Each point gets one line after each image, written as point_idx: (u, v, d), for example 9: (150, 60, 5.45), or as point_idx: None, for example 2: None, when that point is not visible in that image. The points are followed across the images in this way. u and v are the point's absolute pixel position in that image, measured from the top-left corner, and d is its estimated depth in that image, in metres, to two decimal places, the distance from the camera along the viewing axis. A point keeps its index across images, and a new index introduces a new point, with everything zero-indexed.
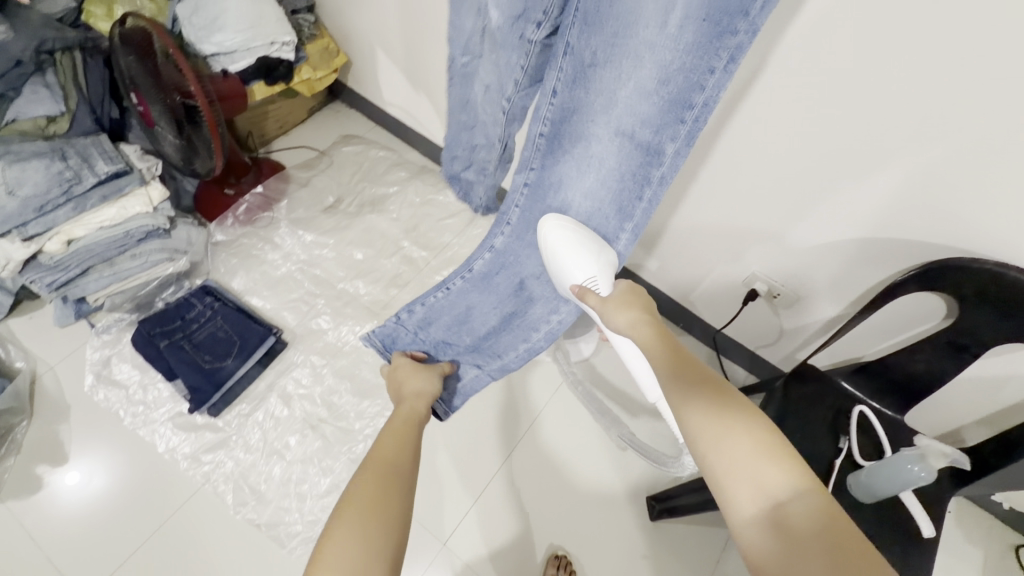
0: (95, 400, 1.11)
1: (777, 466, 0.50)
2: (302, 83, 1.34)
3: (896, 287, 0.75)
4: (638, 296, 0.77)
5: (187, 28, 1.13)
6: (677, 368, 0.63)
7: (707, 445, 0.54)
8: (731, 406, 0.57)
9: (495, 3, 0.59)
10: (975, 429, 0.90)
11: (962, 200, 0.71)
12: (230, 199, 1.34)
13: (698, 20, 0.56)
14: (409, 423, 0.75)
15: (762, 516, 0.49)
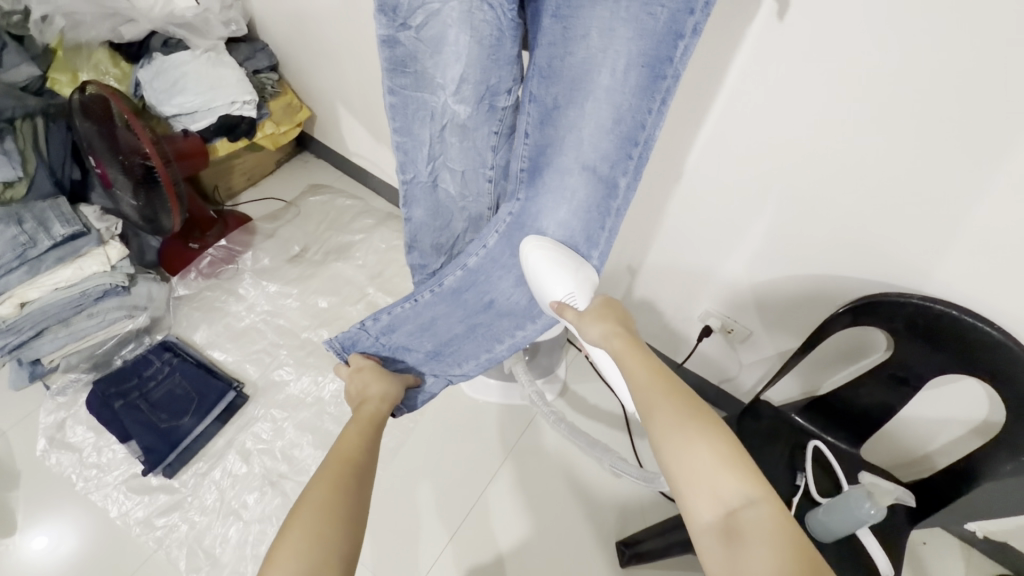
0: (47, 465, 1.09)
1: (734, 476, 0.54)
2: (266, 138, 1.37)
3: (832, 322, 0.76)
4: (612, 307, 0.74)
5: (149, 92, 1.17)
6: (647, 376, 0.63)
7: (671, 455, 0.56)
8: (698, 418, 0.58)
9: (458, 92, 0.70)
10: (939, 456, 0.89)
11: (887, 237, 0.73)
12: (195, 253, 1.35)
13: (639, 64, 0.64)
14: (372, 420, 0.73)
15: (716, 524, 0.53)
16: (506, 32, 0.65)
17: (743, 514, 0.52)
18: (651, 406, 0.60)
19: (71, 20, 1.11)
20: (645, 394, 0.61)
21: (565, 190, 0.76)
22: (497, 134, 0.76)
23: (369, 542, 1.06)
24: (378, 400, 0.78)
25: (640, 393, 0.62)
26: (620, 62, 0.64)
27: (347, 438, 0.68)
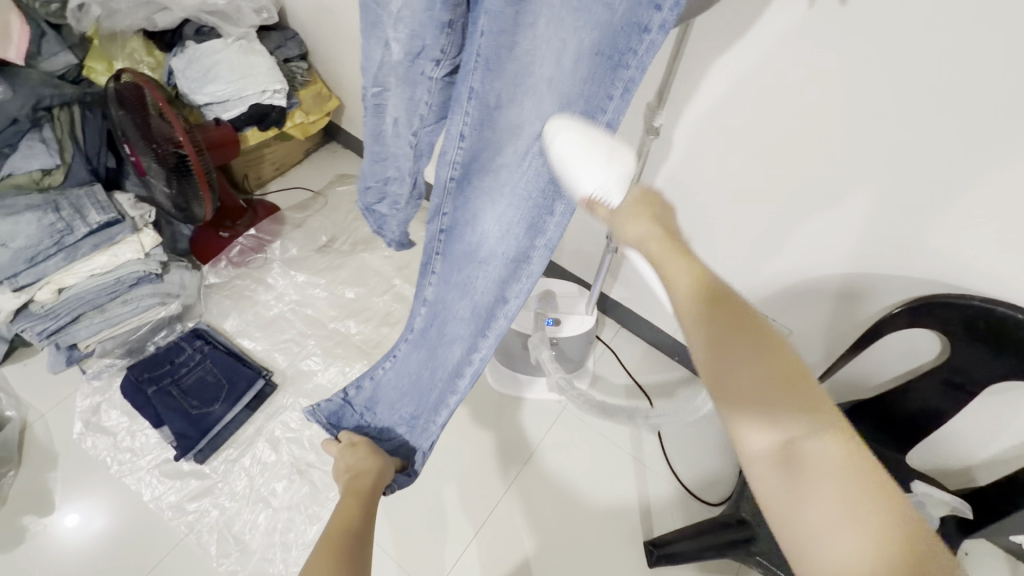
0: (83, 447, 1.11)
1: (799, 406, 0.41)
2: (296, 127, 1.36)
3: (886, 323, 0.73)
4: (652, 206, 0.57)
5: (181, 80, 1.17)
6: (706, 297, 0.45)
7: (717, 361, 0.43)
8: (750, 335, 0.43)
9: (393, 35, 0.51)
10: (986, 468, 0.85)
11: (947, 234, 0.69)
12: (224, 241, 1.35)
13: (593, 53, 0.52)
14: (362, 491, 0.78)
15: (773, 449, 0.40)
16: None
17: (808, 443, 0.39)
18: (697, 316, 0.45)
19: (107, 9, 1.12)
20: (679, 295, 0.47)
21: (503, 187, 0.65)
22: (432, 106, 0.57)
23: (395, 533, 1.07)
24: (370, 471, 0.82)
25: (674, 290, 0.48)
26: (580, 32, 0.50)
27: (339, 508, 0.73)
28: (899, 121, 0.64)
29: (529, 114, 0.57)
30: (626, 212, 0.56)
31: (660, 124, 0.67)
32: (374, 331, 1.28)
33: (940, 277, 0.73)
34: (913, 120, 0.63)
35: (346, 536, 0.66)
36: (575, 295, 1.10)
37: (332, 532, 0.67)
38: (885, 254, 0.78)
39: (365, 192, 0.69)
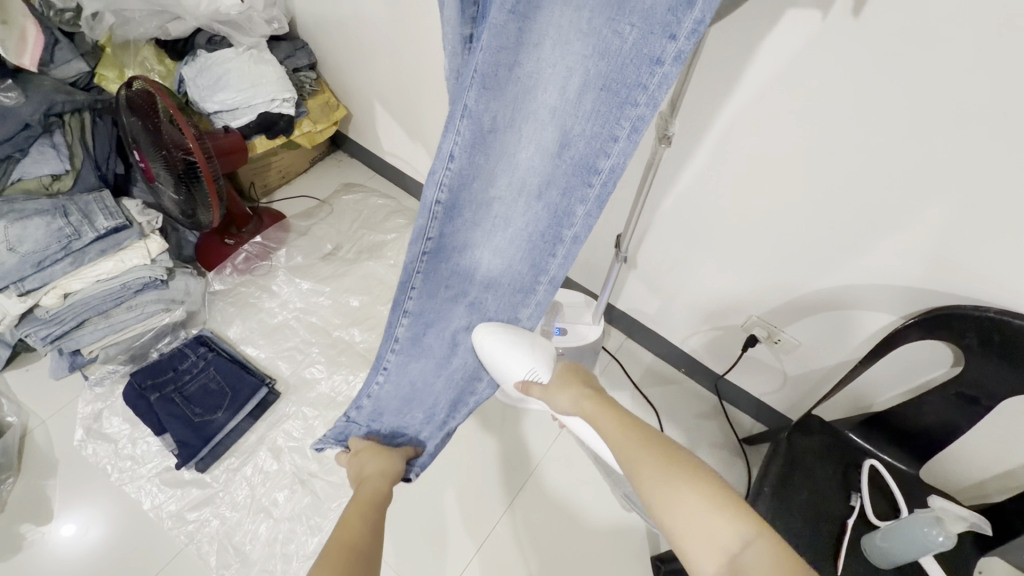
0: (83, 455, 1.10)
1: (712, 498, 0.55)
2: (303, 136, 1.37)
3: (897, 335, 0.73)
4: (576, 375, 0.78)
5: (193, 89, 1.19)
6: (637, 445, 0.63)
7: (660, 507, 0.56)
8: (668, 457, 0.60)
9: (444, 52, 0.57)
10: (998, 485, 0.84)
11: (958, 245, 0.69)
12: (230, 248, 1.35)
13: (598, 87, 0.53)
14: (369, 499, 0.72)
15: (720, 573, 0.50)
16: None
17: (742, 557, 0.50)
18: (630, 454, 0.63)
19: (121, 18, 1.12)
20: (624, 446, 0.64)
21: (495, 215, 0.68)
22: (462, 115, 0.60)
23: (397, 546, 1.05)
24: (376, 480, 0.76)
25: (619, 446, 0.65)
26: (586, 69, 0.52)
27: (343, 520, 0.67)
28: (912, 131, 0.64)
29: (534, 140, 0.60)
30: (565, 393, 0.75)
31: (672, 133, 0.67)
32: (378, 339, 1.28)
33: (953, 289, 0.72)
34: (927, 130, 0.63)
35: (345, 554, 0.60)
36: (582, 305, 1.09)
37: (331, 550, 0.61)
38: (895, 266, 0.77)
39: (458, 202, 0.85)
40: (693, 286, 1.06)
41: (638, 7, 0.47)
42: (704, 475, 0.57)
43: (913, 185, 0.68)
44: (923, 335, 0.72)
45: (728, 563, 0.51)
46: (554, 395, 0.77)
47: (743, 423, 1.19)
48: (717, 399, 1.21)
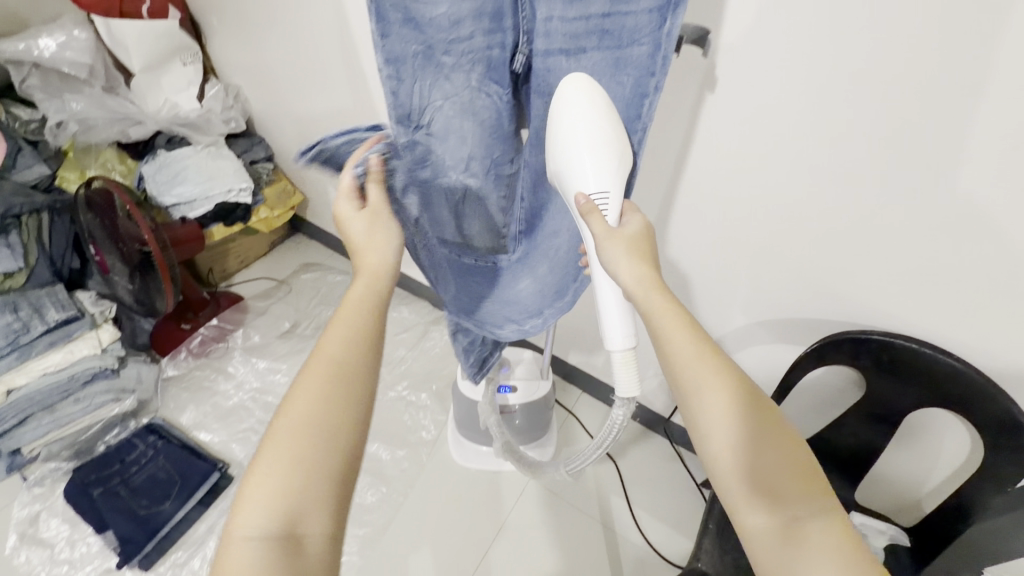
0: (15, 564, 1.03)
1: (790, 459, 0.49)
2: (261, 221, 1.44)
3: (798, 366, 0.79)
4: (648, 242, 0.55)
5: (151, 184, 1.25)
6: (712, 374, 0.50)
7: (731, 453, 0.48)
8: (756, 409, 0.50)
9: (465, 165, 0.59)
10: (929, 498, 0.88)
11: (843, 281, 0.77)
12: (186, 333, 1.37)
13: None
14: (366, 309, 0.50)
15: (774, 530, 0.47)
16: (503, 113, 0.57)
17: (809, 528, 0.46)
18: (719, 390, 0.49)
19: (84, 125, 1.20)
20: (690, 371, 0.50)
21: (554, 257, 0.66)
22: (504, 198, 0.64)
23: None
24: (376, 276, 0.53)
25: (682, 369, 0.50)
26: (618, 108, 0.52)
27: (319, 354, 0.46)
28: None
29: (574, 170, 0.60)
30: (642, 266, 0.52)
31: None
32: None
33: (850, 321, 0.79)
34: None
35: (316, 436, 0.43)
36: (530, 361, 1.13)
37: (294, 419, 0.44)
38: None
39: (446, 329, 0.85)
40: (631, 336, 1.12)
41: (636, 55, 0.48)
42: (782, 436, 0.50)
43: None
44: (821, 359, 0.77)
45: (790, 523, 0.47)
46: (620, 241, 0.53)
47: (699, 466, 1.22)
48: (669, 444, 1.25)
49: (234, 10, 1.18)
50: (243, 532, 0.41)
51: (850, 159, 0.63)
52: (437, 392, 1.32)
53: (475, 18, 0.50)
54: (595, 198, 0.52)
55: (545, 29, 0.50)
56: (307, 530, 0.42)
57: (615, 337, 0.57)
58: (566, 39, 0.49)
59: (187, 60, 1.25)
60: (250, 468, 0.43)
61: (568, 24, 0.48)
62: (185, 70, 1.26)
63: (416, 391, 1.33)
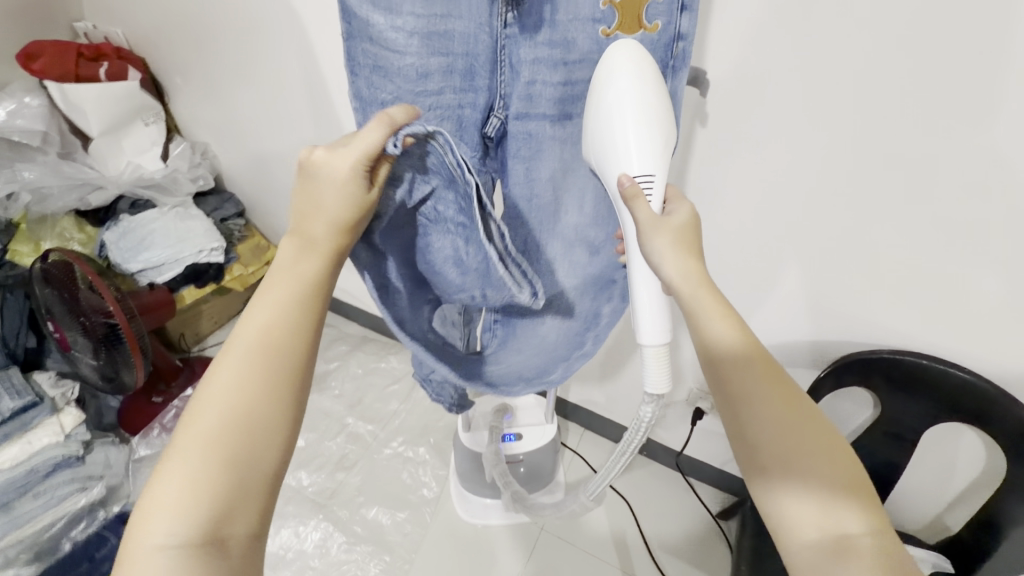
0: None
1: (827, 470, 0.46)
2: (235, 280, 1.37)
3: (815, 390, 0.77)
4: (693, 235, 0.52)
5: (115, 251, 1.19)
6: (755, 372, 0.48)
7: (773, 456, 0.46)
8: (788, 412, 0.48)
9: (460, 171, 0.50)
10: (953, 515, 0.87)
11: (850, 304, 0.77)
12: (158, 406, 1.27)
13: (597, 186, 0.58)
14: (291, 296, 0.48)
15: (821, 541, 0.44)
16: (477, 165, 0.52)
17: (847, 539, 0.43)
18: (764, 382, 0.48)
19: (38, 194, 1.13)
20: (731, 369, 0.49)
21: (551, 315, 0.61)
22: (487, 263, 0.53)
23: None
24: (316, 250, 0.48)
25: (723, 366, 0.49)
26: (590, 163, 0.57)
27: (235, 352, 0.46)
28: None
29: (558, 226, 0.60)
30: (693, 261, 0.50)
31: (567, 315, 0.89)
32: (328, 479, 1.20)
33: (860, 343, 0.79)
34: None
35: (239, 435, 0.43)
36: (534, 405, 1.08)
37: (215, 426, 0.43)
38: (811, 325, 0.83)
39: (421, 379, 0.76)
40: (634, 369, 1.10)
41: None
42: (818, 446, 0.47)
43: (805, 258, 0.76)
44: (835, 383, 0.76)
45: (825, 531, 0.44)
46: (666, 230, 0.51)
47: (712, 497, 1.19)
48: (681, 477, 1.21)
49: (199, 66, 1.14)
50: (156, 541, 0.39)
51: (843, 184, 0.64)
52: (436, 444, 1.26)
53: (447, 81, 0.48)
54: (640, 180, 0.49)
55: (528, 92, 0.50)
56: (228, 531, 0.41)
57: (651, 326, 0.54)
58: (551, 102, 0.51)
59: (149, 119, 1.20)
60: (164, 475, 0.41)
61: (553, 88, 0.51)
62: (148, 130, 1.21)
63: (412, 446, 1.26)
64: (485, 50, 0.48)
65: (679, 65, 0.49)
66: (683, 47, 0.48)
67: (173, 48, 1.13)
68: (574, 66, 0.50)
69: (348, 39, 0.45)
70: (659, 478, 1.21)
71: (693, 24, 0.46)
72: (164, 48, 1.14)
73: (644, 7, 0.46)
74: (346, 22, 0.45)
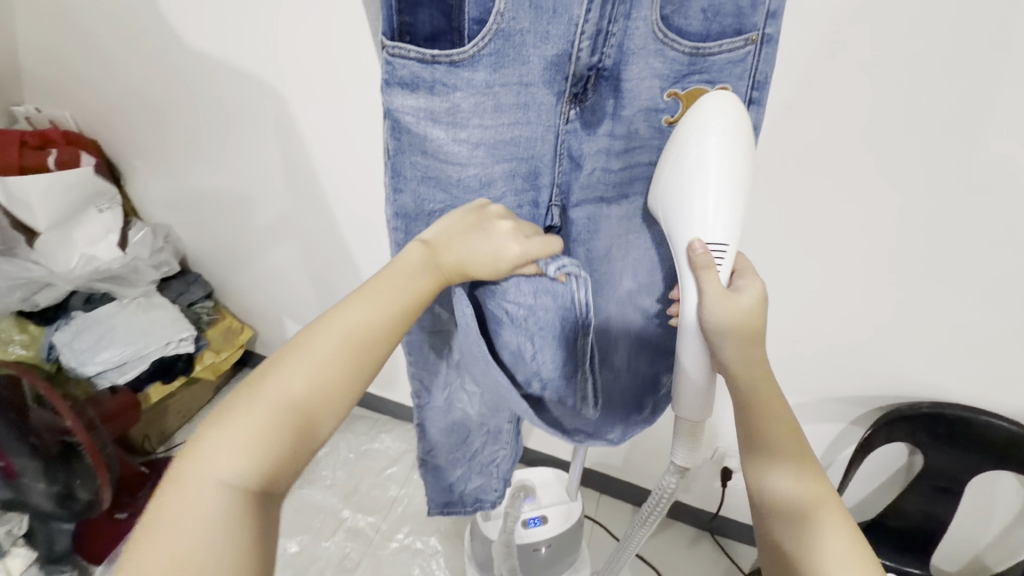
0: None
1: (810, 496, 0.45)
2: (206, 368, 1.25)
3: (868, 443, 0.76)
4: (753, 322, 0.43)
5: (67, 354, 1.04)
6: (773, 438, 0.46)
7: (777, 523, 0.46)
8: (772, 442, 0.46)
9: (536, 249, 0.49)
10: (998, 559, 0.86)
11: (886, 357, 0.75)
12: (124, 524, 1.11)
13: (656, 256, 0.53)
14: (392, 284, 0.43)
15: None
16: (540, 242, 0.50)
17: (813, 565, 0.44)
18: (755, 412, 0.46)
19: None
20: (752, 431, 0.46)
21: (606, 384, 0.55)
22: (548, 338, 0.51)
23: None
24: (433, 273, 0.43)
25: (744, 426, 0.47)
26: (652, 231, 0.52)
27: (336, 328, 0.40)
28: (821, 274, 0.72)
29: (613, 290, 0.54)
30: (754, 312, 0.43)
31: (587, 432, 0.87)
32: None
33: (899, 395, 0.77)
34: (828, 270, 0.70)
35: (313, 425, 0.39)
36: (554, 482, 1.02)
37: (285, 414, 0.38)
38: (853, 380, 0.80)
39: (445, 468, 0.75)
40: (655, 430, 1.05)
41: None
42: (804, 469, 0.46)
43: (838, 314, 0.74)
44: (889, 435, 0.75)
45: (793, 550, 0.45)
46: (728, 309, 0.42)
47: (743, 554, 1.14)
48: (710, 537, 1.15)
49: (161, 145, 1.03)
50: (217, 477, 0.36)
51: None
52: (446, 531, 1.16)
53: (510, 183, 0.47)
54: (714, 249, 0.42)
55: (587, 182, 0.48)
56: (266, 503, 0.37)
57: (688, 403, 0.48)
58: (609, 186, 0.49)
59: (103, 206, 1.09)
60: (232, 430, 0.37)
61: (612, 175, 0.48)
62: (102, 217, 1.10)
63: (421, 535, 1.15)
64: (549, 149, 0.46)
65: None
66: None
67: (131, 128, 1.03)
68: (635, 152, 0.48)
69: (395, 155, 0.43)
70: (687, 539, 1.15)
71: (760, 116, 0.44)
72: (121, 130, 1.04)
73: (708, 98, 0.44)
74: (395, 138, 0.42)
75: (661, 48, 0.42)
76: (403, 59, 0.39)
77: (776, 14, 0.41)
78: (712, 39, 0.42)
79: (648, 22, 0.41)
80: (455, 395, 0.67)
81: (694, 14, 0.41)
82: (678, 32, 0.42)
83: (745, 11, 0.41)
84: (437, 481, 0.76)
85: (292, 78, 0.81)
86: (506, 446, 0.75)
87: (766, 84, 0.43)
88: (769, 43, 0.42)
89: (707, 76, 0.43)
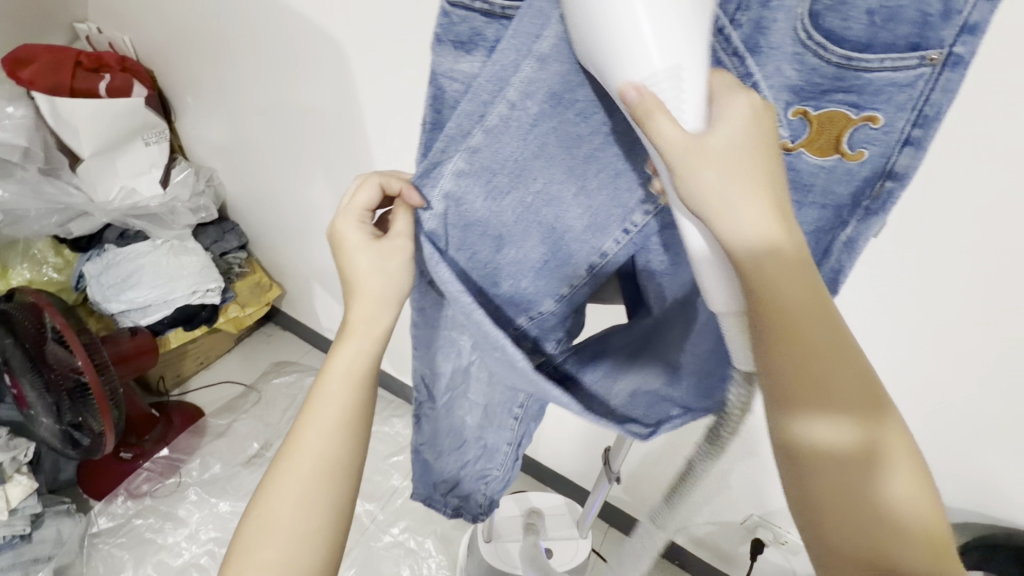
0: None
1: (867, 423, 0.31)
2: (229, 321, 1.21)
3: None
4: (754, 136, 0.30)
5: (95, 287, 1.04)
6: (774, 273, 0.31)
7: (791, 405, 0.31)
8: (815, 348, 0.31)
9: (574, 210, 0.37)
10: None
11: (987, 467, 0.65)
12: (127, 464, 1.11)
13: None
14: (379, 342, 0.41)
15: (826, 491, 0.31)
16: (557, 225, 0.38)
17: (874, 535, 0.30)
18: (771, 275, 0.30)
19: (12, 216, 0.98)
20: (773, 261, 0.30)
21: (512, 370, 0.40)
22: (531, 269, 0.39)
23: None
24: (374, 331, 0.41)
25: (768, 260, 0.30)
26: None
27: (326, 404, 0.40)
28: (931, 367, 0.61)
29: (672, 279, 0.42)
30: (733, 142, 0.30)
31: (618, 475, 0.76)
32: None
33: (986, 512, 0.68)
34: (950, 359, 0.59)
35: (335, 445, 0.40)
36: (565, 512, 0.95)
37: (325, 444, 0.39)
38: None
39: (440, 463, 0.62)
40: (681, 479, 0.96)
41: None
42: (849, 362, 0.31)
43: (946, 411, 0.63)
44: None
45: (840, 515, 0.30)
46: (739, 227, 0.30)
47: None
48: None
49: (214, 81, 0.97)
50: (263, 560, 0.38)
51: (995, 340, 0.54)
52: (442, 536, 1.11)
53: (472, 171, 0.34)
54: (656, 87, 0.28)
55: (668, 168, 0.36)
56: (307, 546, 0.38)
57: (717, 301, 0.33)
58: None
59: (150, 138, 1.06)
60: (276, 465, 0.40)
61: None
62: (149, 150, 1.06)
63: (416, 535, 1.11)
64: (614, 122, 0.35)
65: (876, 208, 0.33)
66: (890, 187, 0.32)
67: (186, 62, 0.98)
68: None
69: (432, 131, 0.36)
70: None
71: (917, 164, 0.31)
72: (177, 62, 0.99)
73: (847, 128, 0.31)
74: (436, 111, 0.35)
75: (798, 52, 0.30)
76: (467, 11, 0.33)
77: (979, 28, 0.27)
78: (874, 51, 0.29)
79: (791, 16, 0.29)
80: (458, 401, 0.55)
81: (857, 14, 0.28)
82: (828, 37, 0.29)
83: (935, 19, 0.27)
84: (424, 475, 0.64)
85: (359, 34, 0.72)
86: (500, 467, 0.61)
87: (937, 123, 0.30)
88: (956, 67, 0.28)
89: (853, 98, 0.30)
